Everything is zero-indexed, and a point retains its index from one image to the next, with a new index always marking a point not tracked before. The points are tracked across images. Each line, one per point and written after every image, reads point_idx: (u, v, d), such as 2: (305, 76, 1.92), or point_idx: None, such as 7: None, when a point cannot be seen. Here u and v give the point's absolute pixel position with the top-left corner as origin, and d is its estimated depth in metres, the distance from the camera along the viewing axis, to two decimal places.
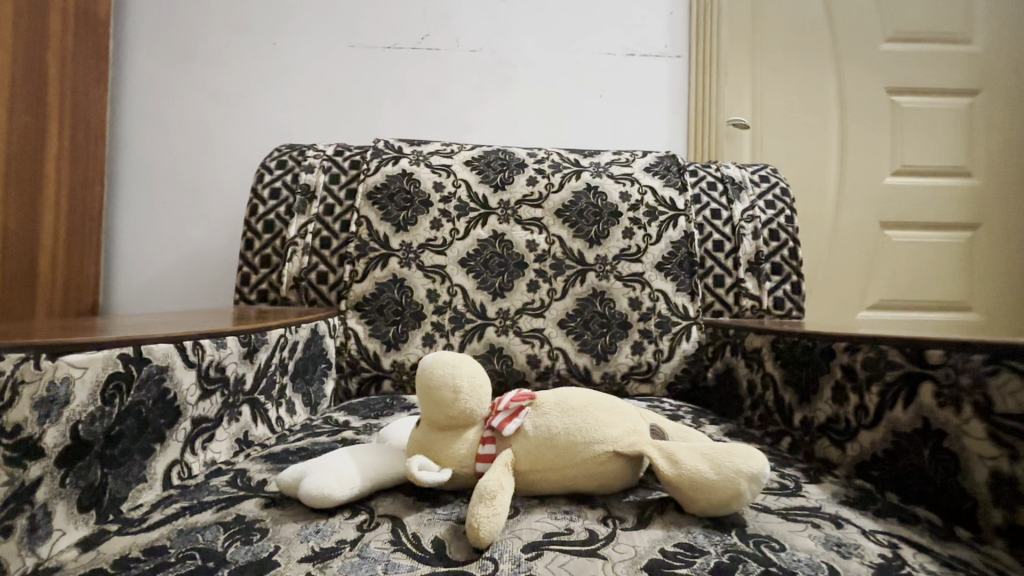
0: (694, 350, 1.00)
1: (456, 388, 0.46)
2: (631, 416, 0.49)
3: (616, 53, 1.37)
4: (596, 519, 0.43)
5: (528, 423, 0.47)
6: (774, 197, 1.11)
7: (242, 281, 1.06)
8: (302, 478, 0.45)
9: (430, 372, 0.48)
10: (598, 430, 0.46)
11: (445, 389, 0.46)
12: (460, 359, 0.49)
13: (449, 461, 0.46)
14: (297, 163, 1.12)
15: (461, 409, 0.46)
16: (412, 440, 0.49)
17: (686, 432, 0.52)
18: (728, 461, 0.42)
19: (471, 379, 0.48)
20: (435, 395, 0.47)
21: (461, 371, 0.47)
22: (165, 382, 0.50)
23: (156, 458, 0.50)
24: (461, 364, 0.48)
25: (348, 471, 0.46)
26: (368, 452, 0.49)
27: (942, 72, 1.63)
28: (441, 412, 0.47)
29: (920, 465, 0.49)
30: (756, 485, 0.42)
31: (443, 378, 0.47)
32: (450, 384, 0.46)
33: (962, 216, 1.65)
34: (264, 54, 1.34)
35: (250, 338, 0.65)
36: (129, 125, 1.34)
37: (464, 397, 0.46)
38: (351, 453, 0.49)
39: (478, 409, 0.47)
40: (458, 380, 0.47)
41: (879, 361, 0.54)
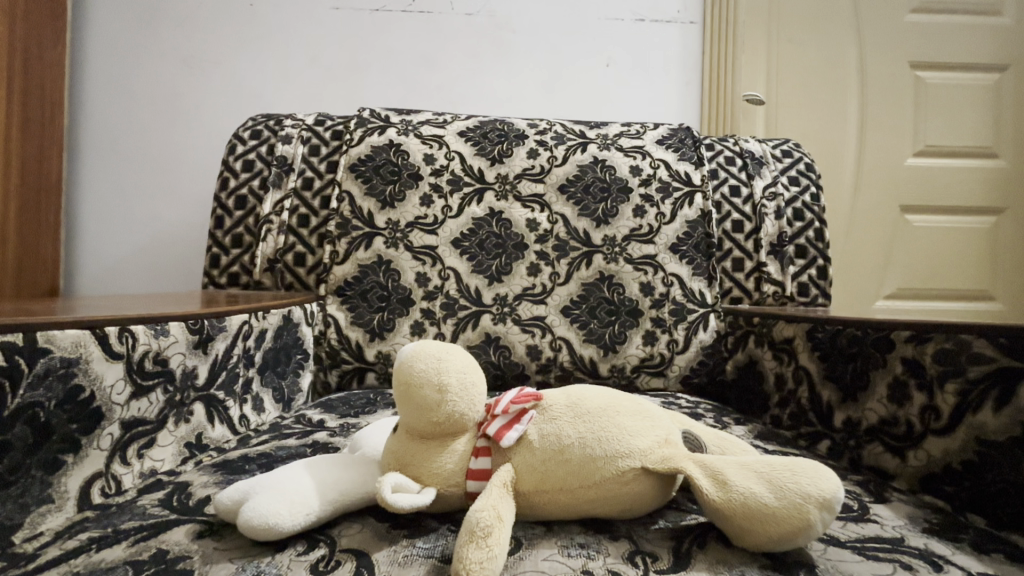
0: (711, 340, 0.91)
1: (441, 387, 0.37)
2: (662, 421, 0.39)
3: (624, 18, 1.26)
4: (621, 556, 0.34)
5: (532, 430, 0.37)
6: (798, 173, 1.00)
7: (211, 263, 0.95)
8: (246, 498, 0.36)
9: (408, 366, 0.38)
10: (622, 440, 0.36)
11: (427, 388, 0.37)
12: (448, 350, 0.39)
13: (432, 480, 0.37)
14: (273, 133, 1.01)
15: (448, 414, 0.37)
16: (387, 449, 0.40)
17: (725, 441, 0.42)
18: (792, 482, 0.33)
19: (461, 375, 0.38)
20: (415, 395, 0.37)
21: (448, 365, 0.38)
22: (77, 378, 0.40)
23: (67, 474, 0.40)
24: (448, 355, 0.39)
25: (302, 488, 0.36)
26: (331, 465, 0.40)
27: (970, 46, 1.53)
28: (423, 418, 0.37)
29: (1017, 482, 0.40)
30: (830, 512, 0.32)
31: (425, 374, 0.37)
32: (435, 382, 0.37)
33: (987, 200, 1.55)
34: (240, 16, 1.22)
35: (202, 324, 0.55)
36: (91, 91, 1.22)
37: (452, 399, 0.37)
38: (311, 466, 0.39)
39: (469, 413, 0.38)
40: (444, 377, 0.37)
41: (959, 354, 0.45)
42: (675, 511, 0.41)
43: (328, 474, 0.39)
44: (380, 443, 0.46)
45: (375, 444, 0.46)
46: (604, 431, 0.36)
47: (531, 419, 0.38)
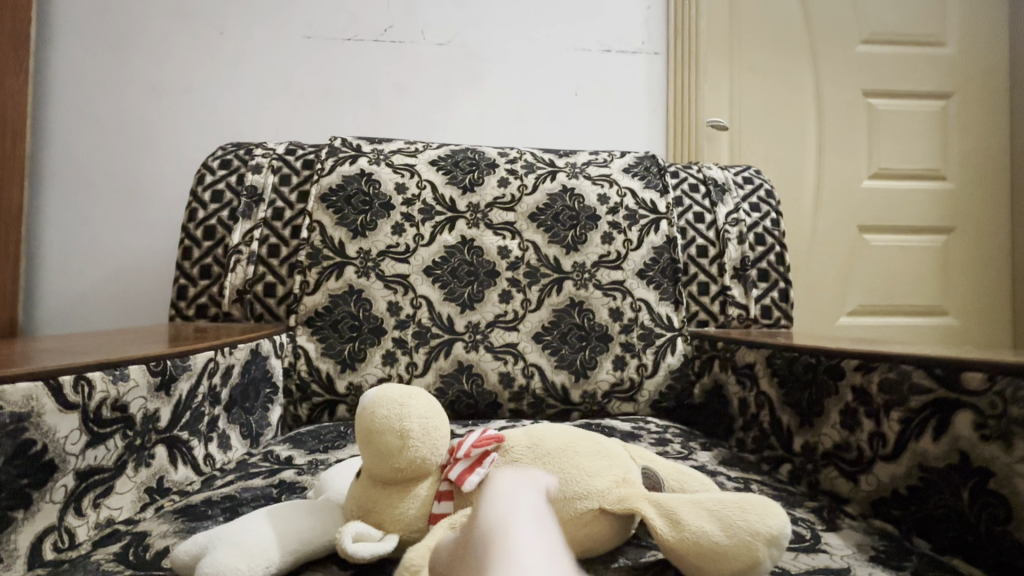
0: (679, 363, 0.93)
1: (399, 432, 0.37)
2: (621, 460, 0.40)
3: (592, 49, 1.31)
4: None
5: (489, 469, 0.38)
6: (758, 200, 1.04)
7: (179, 295, 0.94)
8: (204, 552, 0.35)
9: (368, 412, 0.38)
10: (581, 481, 0.37)
11: (386, 433, 0.37)
12: (410, 395, 0.39)
13: (394, 525, 0.37)
14: (242, 163, 1.00)
15: (408, 458, 0.37)
16: (353, 493, 0.40)
17: (684, 478, 0.44)
18: (742, 519, 0.34)
19: (420, 418, 0.38)
20: (377, 442, 0.37)
21: (410, 411, 0.38)
22: (29, 432, 0.39)
23: (17, 530, 0.39)
24: (408, 398, 0.39)
25: (262, 538, 0.36)
26: (291, 512, 0.40)
27: (917, 75, 1.62)
28: (382, 463, 0.37)
29: (956, 508, 0.42)
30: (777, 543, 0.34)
31: (387, 420, 0.37)
32: (396, 428, 0.37)
33: (938, 220, 1.63)
34: (211, 45, 1.22)
35: (165, 365, 0.54)
36: (55, 119, 1.20)
37: (414, 445, 0.37)
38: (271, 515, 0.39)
39: (430, 456, 0.38)
40: (404, 421, 0.37)
41: (901, 383, 0.48)
42: (634, 546, 0.42)
43: (288, 521, 0.39)
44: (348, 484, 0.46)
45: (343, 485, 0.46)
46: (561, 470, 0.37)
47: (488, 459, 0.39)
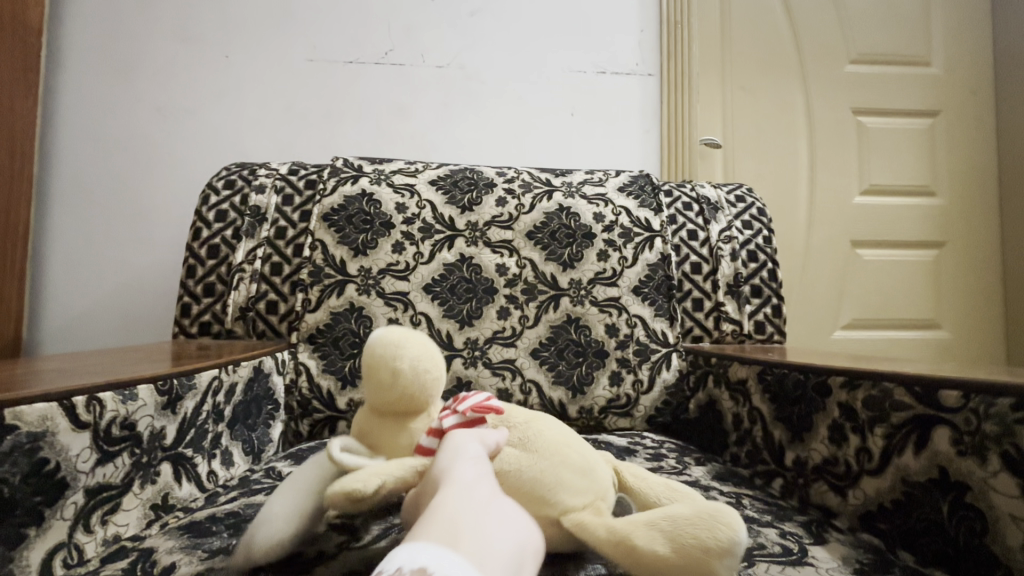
0: (674, 379, 0.95)
1: (396, 362, 0.46)
2: (603, 484, 0.45)
3: (586, 70, 1.34)
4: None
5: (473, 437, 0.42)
6: (750, 218, 1.07)
7: (182, 312, 0.95)
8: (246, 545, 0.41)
9: (374, 353, 0.48)
10: (559, 490, 0.42)
11: (385, 364, 0.46)
12: (408, 339, 0.48)
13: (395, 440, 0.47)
14: (246, 183, 1.02)
15: (403, 384, 0.46)
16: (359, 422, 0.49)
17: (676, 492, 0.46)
18: (690, 537, 0.36)
19: (413, 352, 0.47)
20: (377, 372, 0.47)
21: (403, 351, 0.46)
22: (44, 451, 0.41)
23: (30, 547, 0.40)
24: (405, 340, 0.49)
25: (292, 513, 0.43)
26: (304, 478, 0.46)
27: (904, 94, 1.66)
28: (383, 389, 0.46)
29: (939, 521, 0.44)
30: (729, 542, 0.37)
31: (385, 355, 0.46)
32: (391, 363, 0.46)
33: (929, 235, 1.66)
34: (215, 68, 1.25)
35: (171, 384, 0.56)
36: (64, 141, 1.22)
37: (403, 378, 0.45)
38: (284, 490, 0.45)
39: (422, 384, 0.47)
40: (399, 354, 0.46)
41: (884, 401, 0.50)
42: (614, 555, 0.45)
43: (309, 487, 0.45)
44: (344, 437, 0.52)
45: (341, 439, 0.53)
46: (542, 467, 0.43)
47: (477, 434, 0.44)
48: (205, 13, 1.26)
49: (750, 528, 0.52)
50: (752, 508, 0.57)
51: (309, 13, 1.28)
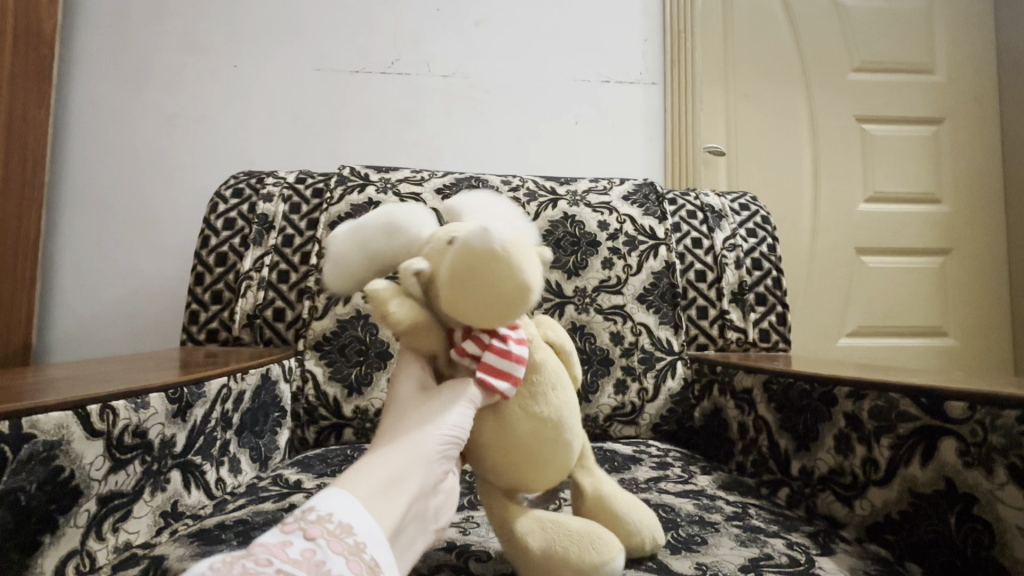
0: (679, 387, 0.95)
1: (478, 249, 0.40)
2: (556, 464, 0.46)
3: (591, 79, 1.36)
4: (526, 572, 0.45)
5: (456, 398, 0.43)
6: (755, 226, 1.07)
7: (190, 320, 0.96)
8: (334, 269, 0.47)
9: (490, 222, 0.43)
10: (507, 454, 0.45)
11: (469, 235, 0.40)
12: (523, 267, 0.41)
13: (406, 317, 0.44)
14: (254, 191, 1.04)
15: (465, 274, 0.40)
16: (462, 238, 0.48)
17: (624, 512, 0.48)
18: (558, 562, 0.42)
19: (505, 265, 0.40)
20: (481, 280, 0.40)
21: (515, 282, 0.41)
22: (59, 459, 0.42)
23: (45, 554, 0.41)
24: (519, 246, 0.42)
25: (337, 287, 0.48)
26: (361, 236, 0.46)
27: (908, 102, 1.66)
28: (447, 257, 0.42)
29: (946, 533, 0.44)
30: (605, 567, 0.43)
31: (502, 275, 0.40)
32: (502, 288, 0.41)
33: (934, 242, 1.66)
34: (224, 78, 1.27)
35: (182, 392, 0.56)
36: (74, 150, 1.24)
37: (497, 308, 0.41)
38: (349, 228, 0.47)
39: (504, 305, 0.41)
40: (493, 249, 0.40)
41: (889, 412, 0.50)
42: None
43: (351, 265, 0.46)
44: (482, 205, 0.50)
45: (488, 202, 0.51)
46: (498, 440, 0.45)
47: (464, 391, 0.44)
48: (215, 25, 1.28)
49: (757, 538, 0.52)
50: (759, 518, 0.58)
51: (316, 23, 1.30)
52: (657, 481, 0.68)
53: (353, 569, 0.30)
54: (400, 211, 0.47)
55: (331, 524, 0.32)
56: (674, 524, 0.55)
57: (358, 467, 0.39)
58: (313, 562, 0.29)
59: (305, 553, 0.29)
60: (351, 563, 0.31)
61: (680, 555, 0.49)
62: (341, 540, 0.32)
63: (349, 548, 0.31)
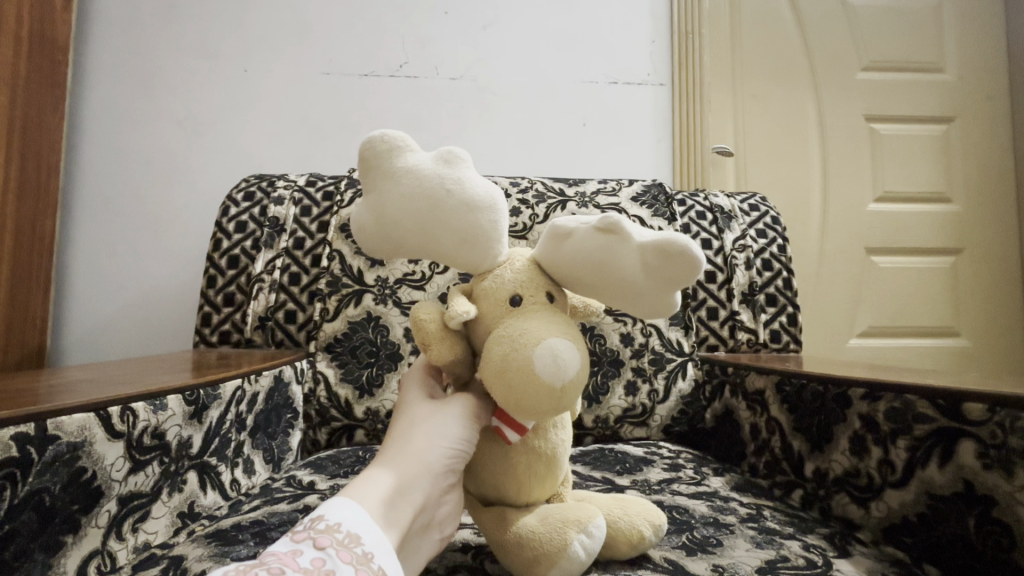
0: (690, 388, 0.95)
1: (535, 377, 0.39)
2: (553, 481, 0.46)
3: (598, 81, 1.36)
4: None
5: (462, 412, 0.45)
6: (765, 226, 1.07)
7: (203, 322, 0.97)
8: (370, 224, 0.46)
9: (570, 345, 0.41)
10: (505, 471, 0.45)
11: (534, 356, 0.39)
12: (562, 403, 0.40)
13: (439, 348, 0.44)
14: (265, 195, 1.04)
15: (506, 382, 0.40)
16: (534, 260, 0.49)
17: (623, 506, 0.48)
18: (545, 542, 0.41)
19: (549, 404, 0.39)
20: (523, 386, 0.39)
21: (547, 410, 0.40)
22: (82, 460, 0.42)
23: (66, 554, 0.42)
24: (574, 394, 0.40)
25: (376, 241, 0.46)
26: (433, 228, 0.44)
27: (917, 101, 1.65)
28: (503, 345, 0.41)
29: (964, 535, 0.44)
30: (585, 543, 0.42)
31: (544, 397, 0.39)
32: (541, 404, 0.39)
33: (945, 242, 1.64)
34: (235, 82, 1.28)
35: (198, 394, 0.57)
36: (88, 155, 1.26)
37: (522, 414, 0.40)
38: (427, 205, 0.44)
39: (528, 414, 0.40)
40: (553, 387, 0.39)
41: (906, 413, 0.50)
42: (618, 565, 0.47)
43: (398, 232, 0.45)
44: (593, 255, 0.44)
45: (609, 253, 0.43)
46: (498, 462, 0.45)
47: (471, 407, 0.45)
48: (225, 30, 1.29)
49: (773, 540, 0.52)
50: (774, 519, 0.57)
51: (325, 27, 1.31)
52: (670, 483, 0.68)
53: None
54: (487, 226, 0.45)
55: (339, 535, 0.36)
56: (689, 526, 0.55)
57: (366, 479, 0.43)
58: (321, 571, 0.34)
59: (316, 562, 0.34)
60: (359, 571, 0.35)
61: (696, 556, 0.49)
62: (349, 549, 0.36)
63: (357, 557, 0.35)
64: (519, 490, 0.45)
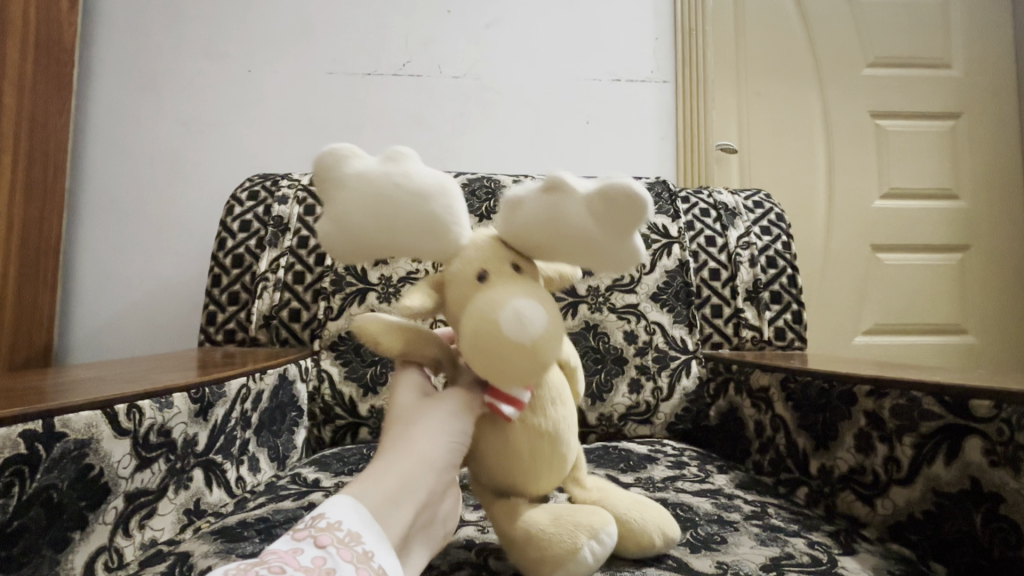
0: (694, 386, 0.94)
1: (503, 342, 0.39)
2: (555, 464, 0.45)
3: (602, 78, 1.35)
4: None
5: (458, 407, 0.44)
6: (769, 223, 1.06)
7: (208, 321, 0.97)
8: (339, 243, 0.44)
9: (535, 303, 0.41)
10: (502, 455, 0.44)
11: (500, 322, 0.39)
12: (538, 360, 0.39)
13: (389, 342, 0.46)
14: (269, 194, 1.05)
15: (479, 353, 0.40)
16: (498, 236, 0.49)
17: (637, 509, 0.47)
18: (549, 544, 0.41)
19: (527, 364, 0.39)
20: (493, 351, 0.39)
21: (521, 371, 0.39)
22: (88, 457, 0.42)
23: (74, 550, 0.42)
24: (549, 348, 0.40)
25: (350, 255, 0.45)
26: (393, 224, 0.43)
27: (924, 96, 1.64)
28: (472, 318, 0.41)
29: (971, 532, 0.44)
30: (595, 549, 0.41)
31: (515, 355, 0.39)
32: (513, 364, 0.39)
33: (952, 238, 1.63)
34: (239, 82, 1.29)
35: (203, 392, 0.57)
36: (94, 156, 1.26)
37: (500, 379, 0.40)
38: (377, 202, 0.42)
39: (505, 378, 0.40)
40: (524, 344, 0.39)
41: (912, 410, 0.50)
42: (624, 561, 0.47)
43: (370, 243, 0.44)
44: (541, 216, 0.42)
45: (554, 211, 0.42)
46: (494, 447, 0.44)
47: (467, 401, 0.45)
48: (229, 30, 1.30)
49: (778, 538, 0.52)
50: (778, 517, 0.57)
51: (329, 26, 1.31)
52: (674, 480, 0.68)
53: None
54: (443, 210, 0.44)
55: (340, 534, 0.37)
56: (693, 523, 0.55)
57: (368, 475, 0.43)
58: (322, 569, 0.34)
59: (316, 560, 0.35)
60: (359, 570, 0.36)
61: (700, 554, 0.49)
62: (350, 549, 0.36)
63: (358, 556, 0.36)
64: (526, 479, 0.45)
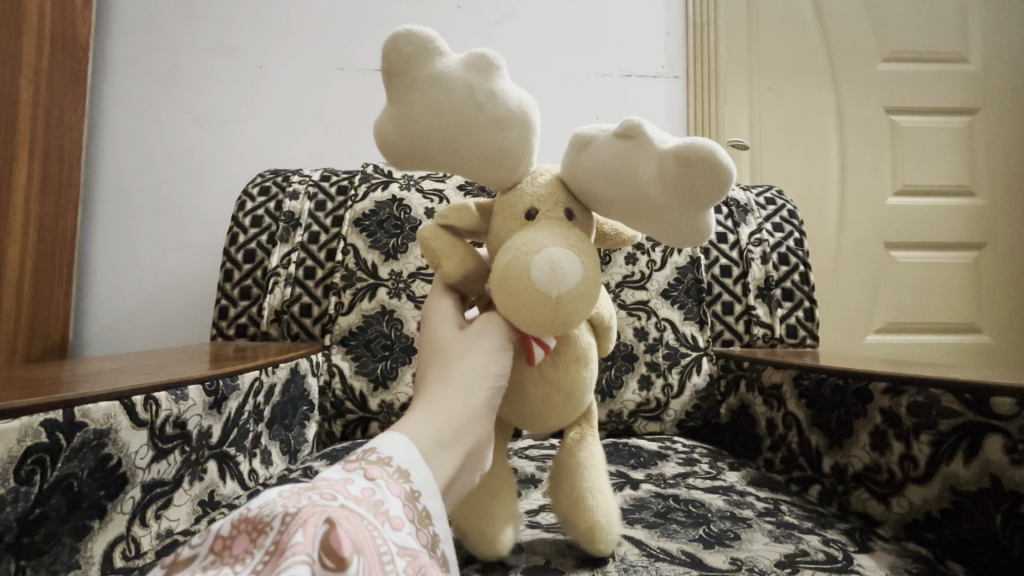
0: (704, 383, 0.94)
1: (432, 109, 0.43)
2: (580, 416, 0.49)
3: (612, 74, 1.34)
4: (572, 566, 0.46)
5: (495, 343, 0.44)
6: (781, 220, 1.05)
7: (220, 315, 0.98)
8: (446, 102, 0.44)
9: (570, 257, 0.42)
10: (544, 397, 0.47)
11: (574, 282, 0.41)
12: (559, 271, 0.40)
13: (449, 265, 0.48)
14: (281, 189, 1.05)
15: (511, 266, 0.42)
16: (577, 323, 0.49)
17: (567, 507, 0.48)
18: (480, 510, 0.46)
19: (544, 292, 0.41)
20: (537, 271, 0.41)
21: (547, 266, 0.40)
22: (107, 447, 0.43)
23: (94, 539, 0.42)
24: (570, 306, 0.41)
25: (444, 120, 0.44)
26: (586, 179, 0.46)
27: (940, 91, 1.61)
28: (513, 253, 0.42)
29: (991, 532, 0.44)
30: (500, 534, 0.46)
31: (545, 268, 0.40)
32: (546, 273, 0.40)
33: (967, 236, 1.61)
34: (250, 79, 1.29)
35: (218, 385, 0.57)
36: (108, 152, 1.28)
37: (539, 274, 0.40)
38: (643, 213, 0.44)
39: (532, 292, 0.41)
40: (549, 272, 0.40)
41: (930, 408, 0.49)
42: (637, 556, 0.48)
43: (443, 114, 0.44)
44: (609, 163, 0.44)
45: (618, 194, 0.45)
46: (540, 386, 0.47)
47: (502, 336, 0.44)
48: (240, 26, 1.30)
49: (791, 535, 0.52)
50: (792, 514, 0.57)
51: (339, 22, 1.31)
52: (685, 477, 0.68)
53: (406, 512, 0.33)
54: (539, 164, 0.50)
55: (389, 468, 0.35)
56: (705, 520, 0.55)
57: (421, 413, 0.40)
58: (372, 501, 0.32)
59: (365, 491, 0.32)
60: (406, 507, 0.33)
61: (713, 550, 0.49)
62: (400, 484, 0.34)
63: (406, 494, 0.34)
64: (544, 417, 0.48)
